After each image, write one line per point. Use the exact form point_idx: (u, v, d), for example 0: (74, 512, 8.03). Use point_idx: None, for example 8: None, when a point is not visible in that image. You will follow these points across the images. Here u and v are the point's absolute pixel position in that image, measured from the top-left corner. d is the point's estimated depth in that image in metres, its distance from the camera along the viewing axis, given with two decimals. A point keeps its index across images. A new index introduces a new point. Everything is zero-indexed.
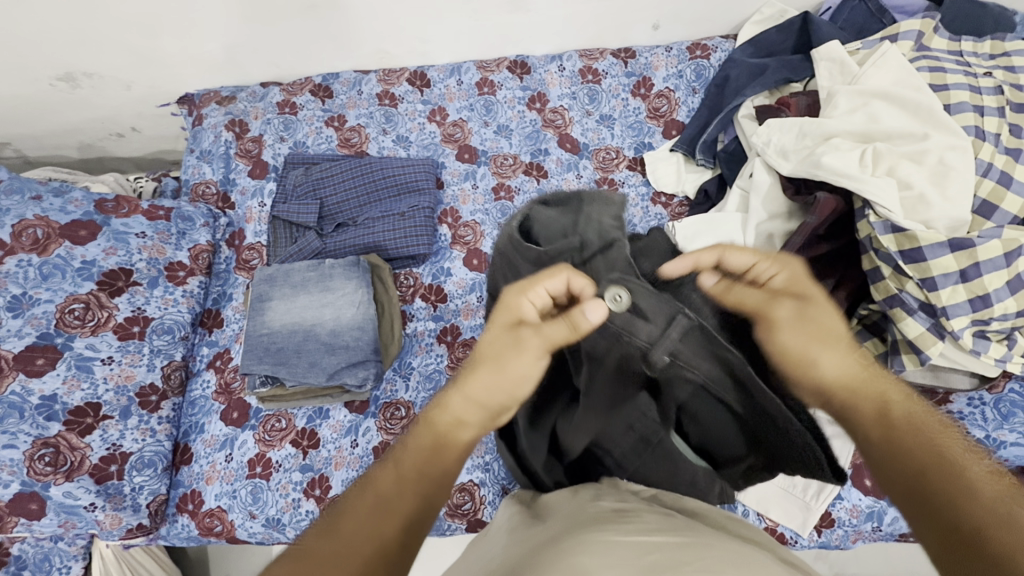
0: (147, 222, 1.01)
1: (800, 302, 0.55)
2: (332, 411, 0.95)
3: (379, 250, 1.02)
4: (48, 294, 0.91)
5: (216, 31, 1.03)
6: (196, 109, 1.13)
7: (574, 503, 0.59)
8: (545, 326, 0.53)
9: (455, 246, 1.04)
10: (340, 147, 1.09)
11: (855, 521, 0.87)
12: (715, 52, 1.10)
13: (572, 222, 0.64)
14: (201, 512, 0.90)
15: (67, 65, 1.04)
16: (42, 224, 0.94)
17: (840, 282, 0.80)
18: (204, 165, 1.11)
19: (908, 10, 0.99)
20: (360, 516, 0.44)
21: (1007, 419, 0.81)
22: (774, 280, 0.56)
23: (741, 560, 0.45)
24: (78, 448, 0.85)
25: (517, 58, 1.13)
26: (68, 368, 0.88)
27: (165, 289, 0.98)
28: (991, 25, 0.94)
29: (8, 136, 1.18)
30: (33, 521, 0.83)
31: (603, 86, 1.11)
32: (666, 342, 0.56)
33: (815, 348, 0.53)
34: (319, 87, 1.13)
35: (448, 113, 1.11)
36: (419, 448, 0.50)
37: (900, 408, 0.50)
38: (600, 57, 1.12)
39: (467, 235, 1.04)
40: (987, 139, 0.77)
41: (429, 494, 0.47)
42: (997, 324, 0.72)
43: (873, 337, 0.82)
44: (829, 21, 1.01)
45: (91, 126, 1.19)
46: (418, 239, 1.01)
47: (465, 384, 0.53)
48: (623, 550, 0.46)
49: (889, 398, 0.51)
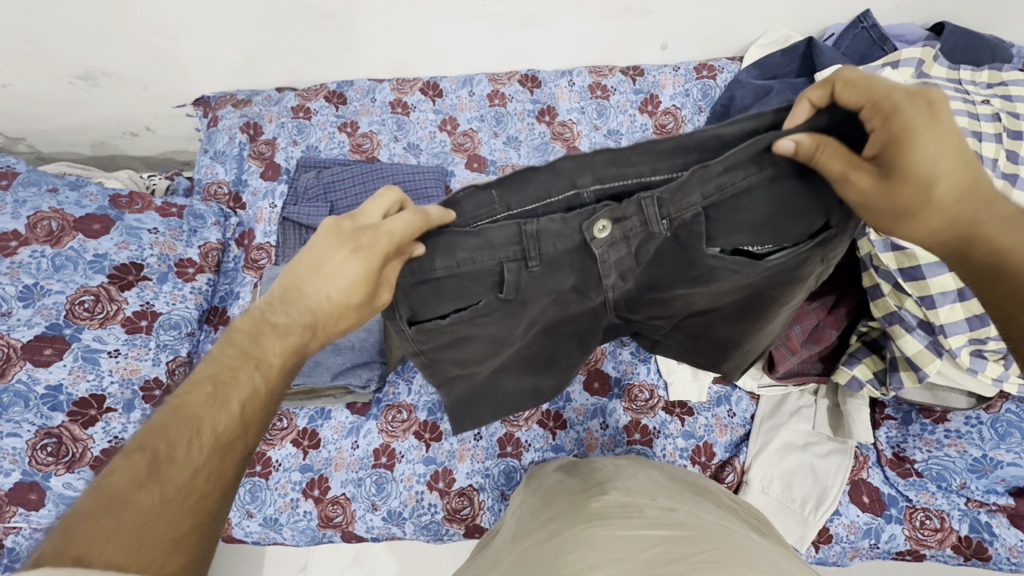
0: (160, 219, 1.03)
1: (970, 230, 0.48)
2: (334, 412, 0.98)
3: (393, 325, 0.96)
4: (60, 285, 0.91)
5: (235, 35, 1.05)
6: (212, 111, 1.17)
7: (576, 499, 0.61)
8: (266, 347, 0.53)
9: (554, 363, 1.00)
10: (352, 152, 1.13)
11: (853, 538, 0.87)
12: (722, 72, 1.15)
13: (477, 238, 0.49)
14: (326, 499, 0.93)
15: (88, 65, 1.07)
16: (57, 216, 0.95)
17: (841, 298, 0.85)
18: (217, 165, 1.14)
19: (908, 39, 1.05)
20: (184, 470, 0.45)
21: (1003, 439, 0.82)
22: (991, 239, 0.48)
23: (746, 555, 0.46)
24: (80, 440, 0.85)
25: (528, 72, 1.18)
26: (75, 359, 0.88)
27: (174, 285, 1.00)
28: (988, 55, 1.01)
29: (22, 131, 1.21)
30: (31, 512, 0.81)
31: (509, 109, 1.16)
32: (514, 203, 0.49)
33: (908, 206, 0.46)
34: (334, 94, 1.17)
35: (459, 123, 1.15)
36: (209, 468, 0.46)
37: (978, 255, 0.49)
38: (507, 83, 1.17)
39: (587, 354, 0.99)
40: (985, 164, 0.80)
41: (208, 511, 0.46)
42: (994, 343, 0.73)
43: (872, 353, 0.83)
44: (833, 47, 1.05)
45: (107, 124, 1.22)
46: (426, 182, 1.06)
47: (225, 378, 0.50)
48: (626, 545, 0.47)
49: (971, 249, 0.49)
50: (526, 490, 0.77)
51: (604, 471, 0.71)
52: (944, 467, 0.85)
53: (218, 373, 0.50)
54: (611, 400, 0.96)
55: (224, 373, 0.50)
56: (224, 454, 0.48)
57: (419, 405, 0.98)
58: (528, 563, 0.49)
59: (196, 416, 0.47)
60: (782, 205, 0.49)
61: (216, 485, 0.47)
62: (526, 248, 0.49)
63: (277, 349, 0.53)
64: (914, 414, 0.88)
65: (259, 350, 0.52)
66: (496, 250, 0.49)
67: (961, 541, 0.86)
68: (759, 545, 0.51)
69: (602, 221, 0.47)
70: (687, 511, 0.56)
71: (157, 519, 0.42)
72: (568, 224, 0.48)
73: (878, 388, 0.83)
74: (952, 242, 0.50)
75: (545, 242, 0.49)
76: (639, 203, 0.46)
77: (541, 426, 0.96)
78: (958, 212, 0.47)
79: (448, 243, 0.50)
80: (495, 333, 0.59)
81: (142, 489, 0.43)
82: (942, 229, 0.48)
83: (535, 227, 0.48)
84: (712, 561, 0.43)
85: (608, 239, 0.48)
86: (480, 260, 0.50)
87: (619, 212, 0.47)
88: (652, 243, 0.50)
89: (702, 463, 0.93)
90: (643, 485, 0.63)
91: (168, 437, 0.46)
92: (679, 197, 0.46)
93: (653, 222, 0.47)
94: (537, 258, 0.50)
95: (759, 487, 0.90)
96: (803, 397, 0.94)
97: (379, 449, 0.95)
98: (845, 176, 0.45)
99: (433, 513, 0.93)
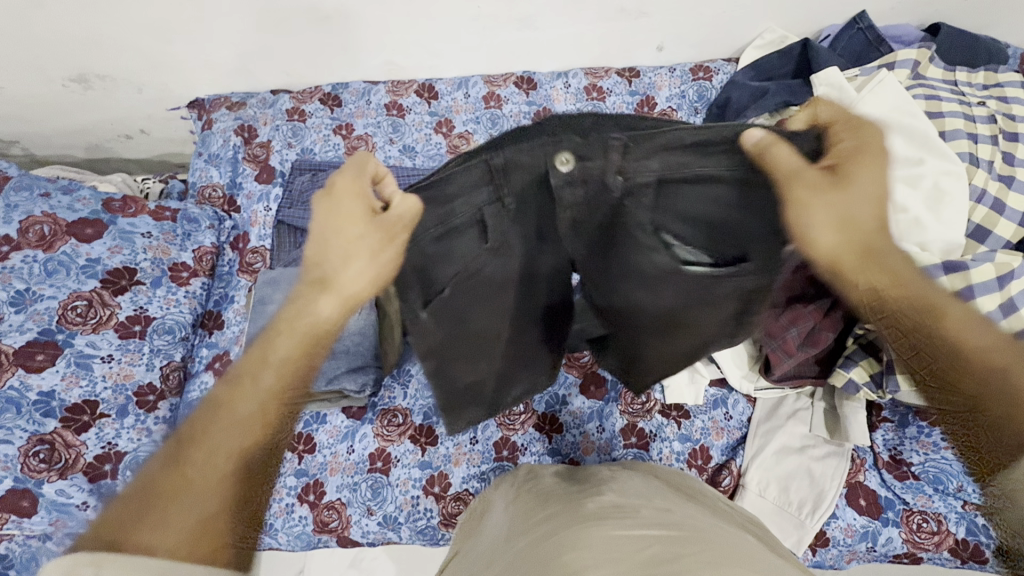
0: (153, 222, 1.02)
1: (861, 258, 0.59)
2: (329, 416, 0.97)
3: None
4: (52, 290, 0.91)
5: (229, 38, 1.05)
6: (206, 114, 1.16)
7: (572, 499, 0.61)
8: (263, 371, 0.57)
9: (571, 371, 0.98)
10: (347, 154, 1.12)
11: (850, 542, 0.87)
12: (718, 74, 1.14)
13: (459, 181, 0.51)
14: (321, 503, 0.93)
15: (81, 67, 1.06)
16: (49, 221, 0.94)
17: (838, 301, 0.84)
18: (211, 168, 1.14)
19: (903, 41, 1.05)
20: (205, 479, 0.52)
21: None
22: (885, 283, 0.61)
23: (741, 556, 0.45)
24: (73, 446, 0.84)
25: (523, 73, 1.17)
26: (67, 364, 0.88)
27: (168, 289, 0.99)
28: (984, 56, 1.01)
29: (15, 134, 1.21)
30: (23, 519, 0.81)
31: (504, 112, 1.15)
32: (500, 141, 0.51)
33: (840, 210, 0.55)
34: (328, 96, 1.16)
35: (454, 125, 1.15)
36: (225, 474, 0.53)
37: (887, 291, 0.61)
38: (502, 85, 1.17)
39: (583, 356, 0.99)
40: (980, 166, 0.81)
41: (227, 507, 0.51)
42: None
43: (869, 356, 0.83)
44: (829, 48, 1.05)
45: (101, 127, 1.22)
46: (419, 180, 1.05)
47: (227, 402, 0.57)
48: (620, 545, 0.47)
49: (881, 285, 0.61)
50: (509, 491, 0.76)
51: (599, 471, 0.70)
52: (942, 470, 0.87)
53: (230, 395, 0.57)
54: (607, 402, 0.96)
55: (234, 395, 0.57)
56: (236, 461, 0.54)
57: (414, 409, 0.97)
58: (524, 562, 0.49)
59: (210, 433, 0.55)
60: (721, 200, 0.55)
61: (235, 489, 0.53)
62: (504, 180, 0.51)
63: (275, 371, 0.57)
64: (910, 417, 0.90)
65: (258, 372, 0.57)
66: (481, 195, 0.52)
67: (958, 544, 0.86)
68: (753, 546, 0.50)
69: (567, 154, 0.50)
70: (683, 512, 0.56)
71: (185, 512, 0.48)
72: (536, 158, 0.50)
73: (875, 391, 0.83)
74: (854, 256, 0.59)
75: (513, 173, 0.51)
76: (606, 144, 0.50)
77: (537, 429, 0.96)
78: (858, 236, 0.58)
79: (436, 179, 0.51)
80: (460, 302, 0.62)
81: (173, 494, 0.50)
82: (846, 247, 0.58)
83: (512, 162, 0.50)
84: (706, 563, 0.43)
85: (571, 174, 0.51)
86: (461, 199, 0.52)
87: (584, 149, 0.50)
88: (604, 197, 0.54)
89: (699, 467, 0.93)
90: (638, 487, 0.63)
91: (197, 454, 0.54)
92: (641, 142, 0.51)
93: (616, 160, 0.51)
94: (512, 196, 0.52)
95: (754, 491, 0.90)
96: (800, 398, 0.93)
97: (374, 454, 0.94)
98: (786, 176, 0.52)
99: (429, 517, 0.93)
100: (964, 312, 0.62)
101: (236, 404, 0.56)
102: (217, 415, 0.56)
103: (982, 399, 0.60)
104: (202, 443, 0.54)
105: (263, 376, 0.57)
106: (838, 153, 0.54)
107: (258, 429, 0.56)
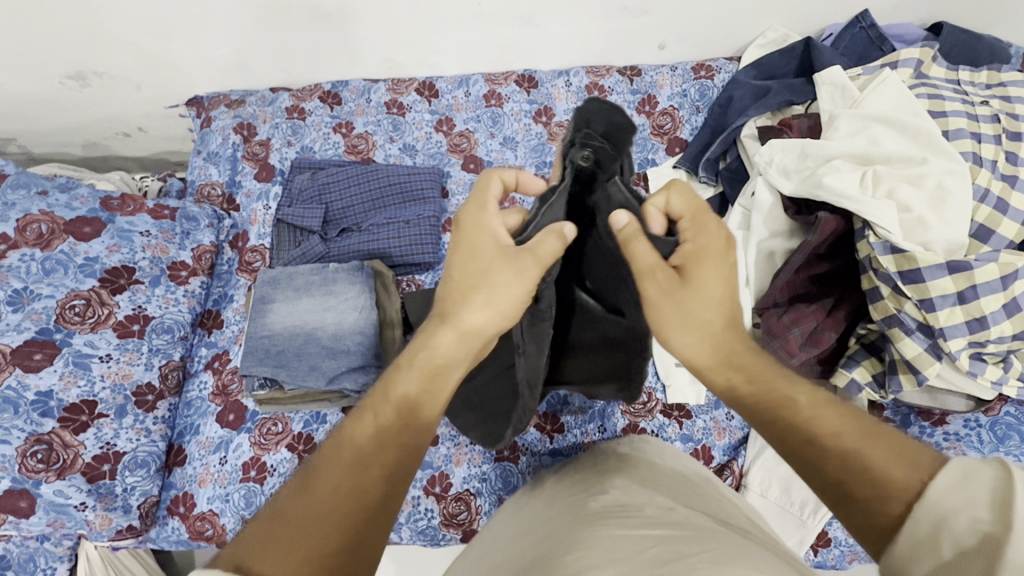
0: (151, 221, 1.01)
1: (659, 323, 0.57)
2: (329, 416, 0.95)
3: (392, 327, 0.97)
4: (49, 289, 0.90)
5: (228, 35, 1.04)
6: (205, 112, 1.15)
7: (574, 499, 0.60)
8: (397, 385, 0.53)
9: None
10: (347, 153, 1.12)
11: (851, 541, 0.88)
12: (719, 73, 1.14)
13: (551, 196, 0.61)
14: None
15: (79, 64, 1.05)
16: (46, 219, 0.94)
17: (839, 301, 0.85)
18: (210, 167, 1.13)
19: (906, 39, 1.04)
20: (322, 494, 0.45)
21: (1002, 442, 0.82)
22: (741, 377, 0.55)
23: (746, 554, 0.45)
24: (71, 446, 0.84)
25: (524, 72, 1.16)
26: (66, 364, 0.87)
27: (167, 288, 0.99)
28: (987, 55, 1.01)
29: (13, 132, 1.20)
30: (21, 520, 0.82)
31: (505, 110, 1.15)
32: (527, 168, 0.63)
33: (669, 321, 0.56)
34: (328, 94, 1.15)
35: (455, 123, 1.14)
36: (351, 493, 0.46)
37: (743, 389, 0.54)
38: (503, 83, 1.16)
39: None
40: (984, 165, 0.81)
41: (355, 534, 0.44)
42: (993, 347, 0.76)
43: (871, 356, 0.83)
44: (831, 47, 1.04)
45: (99, 125, 1.21)
46: (421, 179, 1.05)
47: (363, 413, 0.51)
48: (624, 546, 0.46)
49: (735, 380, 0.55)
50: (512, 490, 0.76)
51: (601, 469, 0.70)
52: None
53: (379, 404, 0.52)
54: (610, 402, 0.96)
55: (383, 405, 0.51)
56: (361, 474, 0.47)
57: None
58: (528, 563, 0.48)
59: (346, 444, 0.49)
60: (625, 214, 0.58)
61: (357, 505, 0.45)
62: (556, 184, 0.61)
63: (412, 381, 0.53)
64: (913, 416, 0.87)
65: (392, 385, 0.52)
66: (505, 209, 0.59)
67: None
68: (758, 546, 0.50)
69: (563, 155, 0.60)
70: (686, 511, 0.55)
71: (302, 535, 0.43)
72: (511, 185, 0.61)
73: (878, 391, 0.82)
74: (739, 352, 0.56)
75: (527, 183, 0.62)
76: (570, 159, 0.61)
77: (539, 430, 0.95)
78: (721, 337, 0.56)
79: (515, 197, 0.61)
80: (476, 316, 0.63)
81: (295, 503, 0.45)
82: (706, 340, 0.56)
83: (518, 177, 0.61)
84: (710, 561, 0.42)
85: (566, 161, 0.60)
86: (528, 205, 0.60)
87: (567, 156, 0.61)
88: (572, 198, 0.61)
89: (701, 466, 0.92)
90: (641, 485, 0.63)
91: (321, 466, 0.48)
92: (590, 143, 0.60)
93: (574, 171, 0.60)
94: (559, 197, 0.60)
95: (756, 491, 0.90)
96: None
97: None
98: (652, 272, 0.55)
99: (430, 518, 0.92)
100: (814, 402, 0.51)
101: (383, 415, 0.51)
102: (358, 426, 0.50)
103: (846, 484, 0.45)
104: (340, 457, 0.48)
105: (401, 387, 0.52)
106: (681, 255, 0.56)
107: (392, 446, 0.49)
